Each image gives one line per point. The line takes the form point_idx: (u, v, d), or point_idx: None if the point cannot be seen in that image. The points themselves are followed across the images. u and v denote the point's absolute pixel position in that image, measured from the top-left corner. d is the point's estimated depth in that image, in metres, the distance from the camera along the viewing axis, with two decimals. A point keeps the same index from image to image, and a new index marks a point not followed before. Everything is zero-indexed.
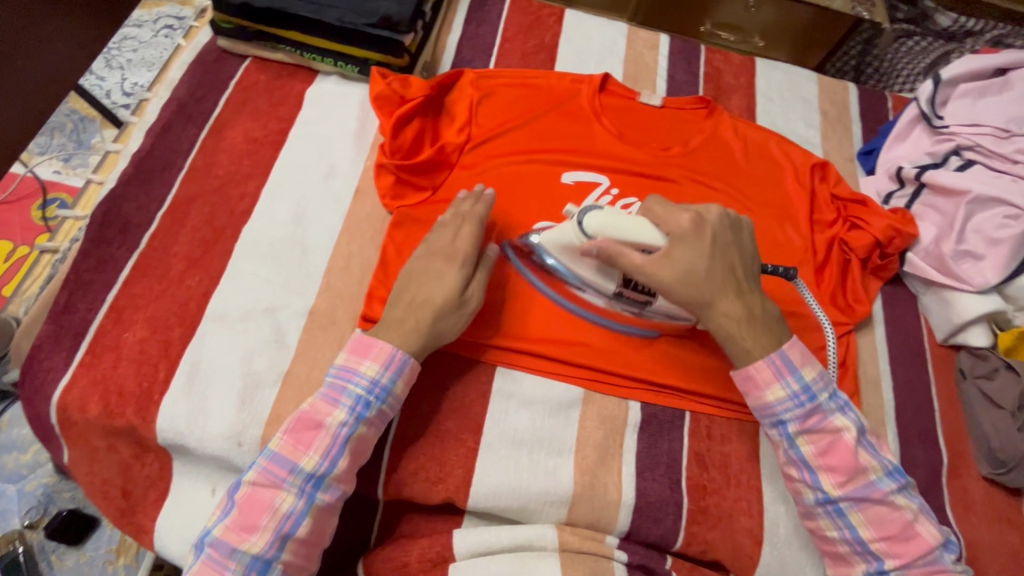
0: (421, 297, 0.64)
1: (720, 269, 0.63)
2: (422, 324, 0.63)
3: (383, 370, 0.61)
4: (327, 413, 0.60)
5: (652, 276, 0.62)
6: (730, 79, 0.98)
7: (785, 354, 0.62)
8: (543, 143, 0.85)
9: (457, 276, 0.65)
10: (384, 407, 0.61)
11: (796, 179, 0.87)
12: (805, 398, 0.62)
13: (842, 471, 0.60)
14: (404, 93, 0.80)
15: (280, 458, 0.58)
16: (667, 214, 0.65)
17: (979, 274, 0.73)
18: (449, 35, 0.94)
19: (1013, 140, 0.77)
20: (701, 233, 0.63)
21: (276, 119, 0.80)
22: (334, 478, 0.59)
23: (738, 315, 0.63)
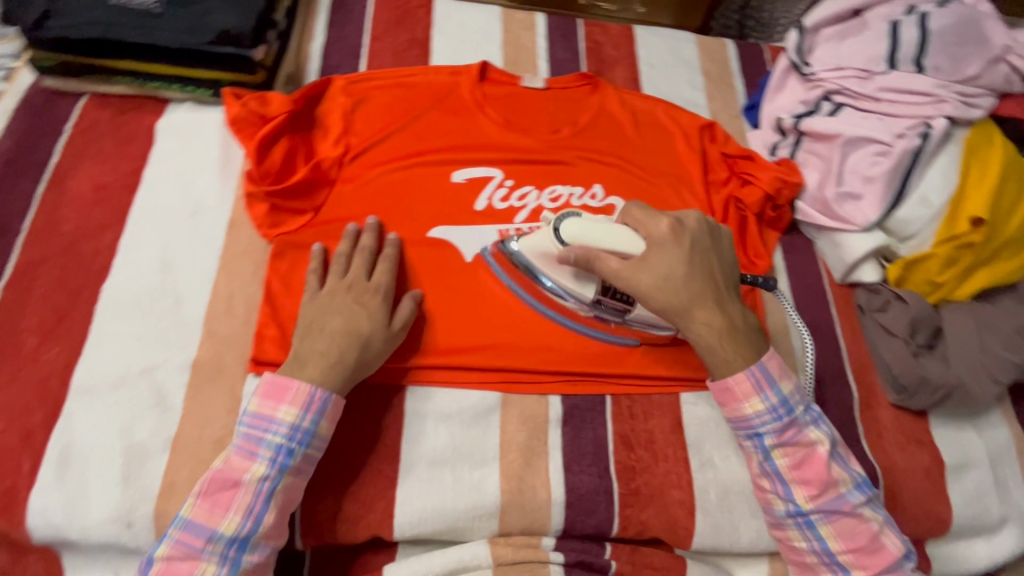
0: (343, 328, 0.62)
1: (699, 277, 0.63)
2: (344, 356, 0.61)
3: (303, 414, 0.58)
4: (244, 469, 0.56)
5: (629, 282, 0.63)
6: (611, 51, 0.97)
7: (764, 366, 0.62)
8: (427, 143, 0.82)
9: (379, 305, 0.64)
10: (307, 452, 0.58)
11: (687, 144, 0.88)
12: (783, 411, 0.62)
13: (815, 484, 0.61)
14: (264, 112, 0.74)
15: (194, 528, 0.53)
16: (646, 220, 0.65)
17: (860, 213, 0.75)
18: (312, 41, 0.88)
19: (875, 79, 0.78)
20: (679, 238, 0.63)
21: (125, 160, 0.73)
22: (259, 537, 0.55)
23: (718, 325, 0.62)
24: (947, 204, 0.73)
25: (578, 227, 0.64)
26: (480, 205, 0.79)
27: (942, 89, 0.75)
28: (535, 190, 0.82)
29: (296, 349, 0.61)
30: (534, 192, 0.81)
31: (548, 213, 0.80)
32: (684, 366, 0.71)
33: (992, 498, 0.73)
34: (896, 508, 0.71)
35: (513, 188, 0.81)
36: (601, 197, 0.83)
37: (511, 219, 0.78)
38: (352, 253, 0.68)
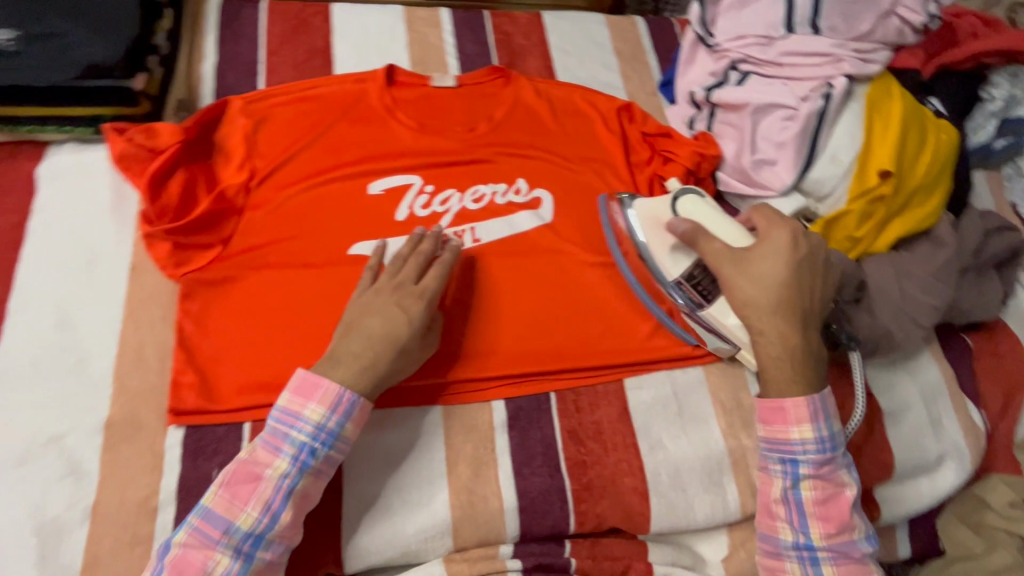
0: (383, 331, 0.61)
1: (798, 290, 0.63)
2: (380, 360, 0.60)
3: (329, 414, 0.57)
4: (267, 463, 0.55)
5: (729, 270, 0.64)
6: (521, 41, 0.95)
7: (823, 398, 0.61)
8: (339, 157, 0.78)
9: (423, 311, 0.64)
10: (329, 454, 0.57)
11: (607, 128, 0.87)
12: (827, 447, 0.61)
13: (834, 523, 0.61)
14: (153, 144, 0.70)
15: (213, 518, 0.53)
16: (768, 224, 0.66)
17: (776, 178, 0.76)
18: (203, 63, 0.83)
19: (775, 44, 0.79)
20: (796, 244, 0.64)
21: (5, 214, 0.67)
22: (275, 536, 0.54)
23: (789, 343, 0.62)
24: (856, 161, 0.74)
25: (697, 202, 0.70)
26: (402, 215, 0.76)
27: (839, 48, 0.76)
28: (457, 193, 0.79)
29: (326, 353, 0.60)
30: (456, 194, 0.79)
31: (474, 215, 0.78)
32: (621, 353, 0.72)
33: (927, 437, 0.76)
34: None
35: (434, 193, 0.79)
36: (525, 192, 0.81)
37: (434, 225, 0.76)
38: (407, 256, 0.68)
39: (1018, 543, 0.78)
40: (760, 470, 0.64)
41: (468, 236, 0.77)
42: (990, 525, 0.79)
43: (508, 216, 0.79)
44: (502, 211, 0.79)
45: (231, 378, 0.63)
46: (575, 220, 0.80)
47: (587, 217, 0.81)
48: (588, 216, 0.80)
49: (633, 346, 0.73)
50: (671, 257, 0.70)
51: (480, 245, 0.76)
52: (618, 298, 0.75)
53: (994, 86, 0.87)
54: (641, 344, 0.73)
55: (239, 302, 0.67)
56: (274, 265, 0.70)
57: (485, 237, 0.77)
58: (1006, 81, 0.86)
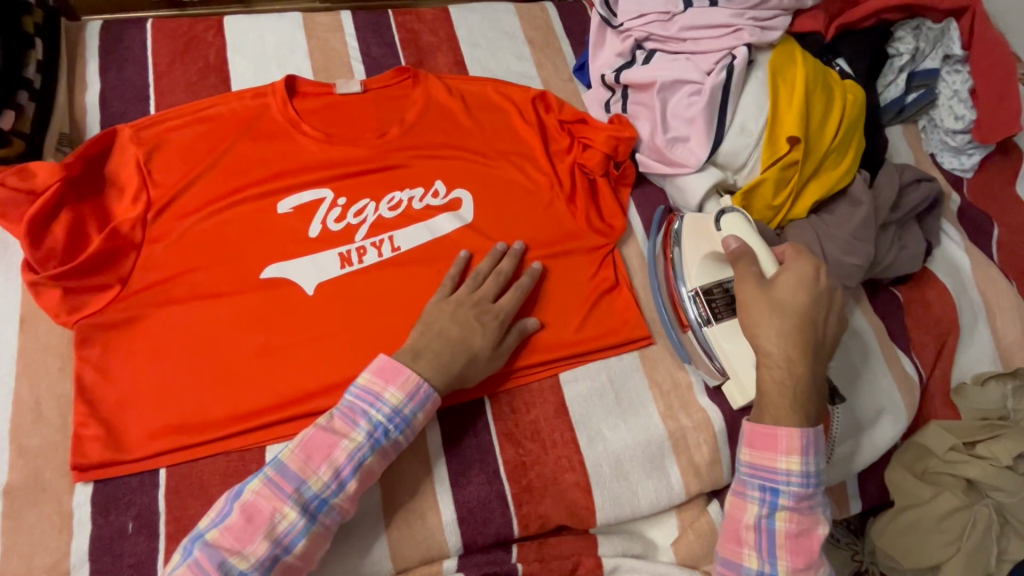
0: (461, 331, 0.64)
1: (813, 324, 0.60)
2: (455, 362, 0.63)
3: (406, 401, 0.59)
4: (344, 434, 0.56)
5: (751, 289, 0.62)
6: (429, 38, 0.92)
7: (817, 434, 0.60)
8: (242, 178, 0.75)
9: (500, 328, 0.67)
10: (400, 439, 0.58)
11: (523, 120, 0.85)
12: (810, 483, 0.59)
13: (802, 556, 0.59)
14: (29, 186, 0.65)
15: (289, 473, 0.53)
16: (797, 254, 0.63)
17: (691, 154, 0.76)
18: (86, 92, 0.78)
19: (676, 19, 0.78)
20: (817, 276, 0.62)
21: None
22: (337, 501, 0.55)
23: (794, 374, 0.60)
24: (765, 129, 0.74)
25: (737, 221, 0.68)
26: (314, 231, 0.73)
27: (738, 18, 0.76)
28: (372, 202, 0.77)
29: (413, 343, 0.63)
30: (371, 204, 0.77)
31: (390, 223, 0.76)
32: (552, 348, 0.71)
33: (863, 396, 0.78)
34: None
35: (348, 205, 0.76)
36: (443, 194, 0.79)
37: (351, 238, 0.73)
38: (486, 275, 0.71)
39: (961, 485, 0.80)
40: (736, 495, 0.62)
41: (387, 246, 0.74)
42: (934, 472, 0.81)
43: (427, 221, 0.77)
44: (421, 217, 0.77)
45: (139, 424, 0.60)
46: (496, 218, 0.79)
47: (509, 213, 0.79)
48: (510, 212, 0.79)
49: (562, 340, 0.72)
50: (700, 268, 0.71)
51: (400, 254, 0.74)
52: (544, 292, 0.74)
53: (899, 41, 0.88)
54: (574, 336, 0.72)
55: (143, 342, 0.64)
56: (179, 299, 0.66)
57: (404, 245, 0.75)
58: (911, 34, 0.87)
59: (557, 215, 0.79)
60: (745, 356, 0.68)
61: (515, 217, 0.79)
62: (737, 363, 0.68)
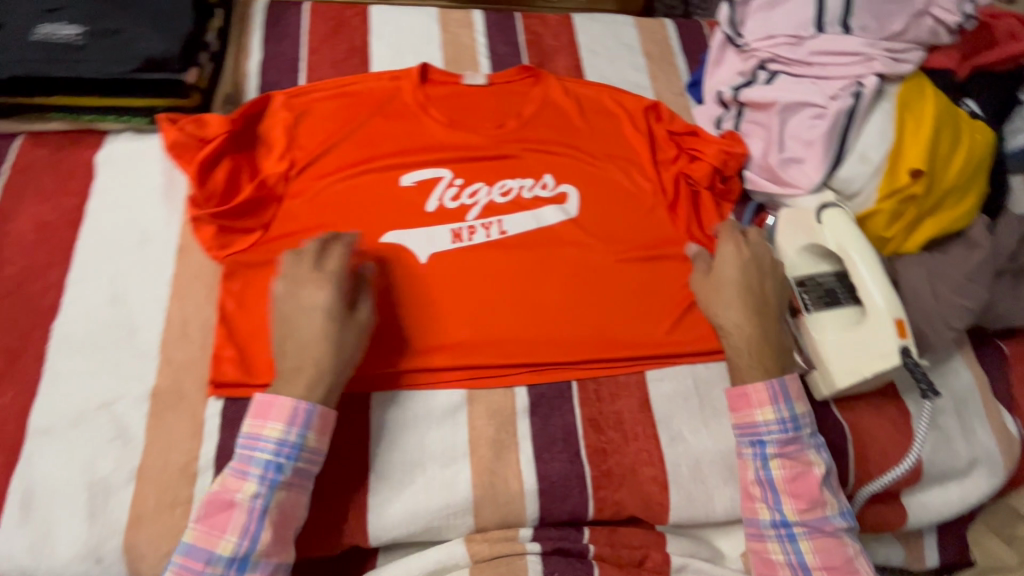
0: (304, 333, 0.60)
1: (748, 289, 0.69)
2: (322, 361, 0.60)
3: (289, 428, 0.57)
4: (237, 489, 0.56)
5: (698, 279, 0.73)
6: (551, 41, 0.97)
7: (783, 381, 0.65)
8: (374, 150, 0.81)
9: (337, 298, 0.62)
10: (298, 466, 0.57)
11: (633, 126, 0.88)
12: (790, 425, 0.64)
13: (804, 499, 0.62)
14: (202, 134, 0.74)
15: (194, 552, 0.54)
16: (724, 235, 0.73)
17: (805, 176, 0.76)
18: (248, 59, 0.87)
19: (806, 44, 0.79)
20: (740, 250, 0.71)
21: (67, 196, 0.72)
22: (260, 555, 0.55)
23: (747, 334, 0.67)
24: (886, 159, 0.74)
25: (840, 217, 0.71)
26: (431, 206, 0.78)
27: (870, 48, 0.76)
28: (485, 186, 0.82)
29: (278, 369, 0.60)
30: (484, 188, 0.81)
31: (500, 209, 0.80)
32: (641, 346, 0.73)
33: (959, 441, 0.75)
34: (865, 461, 0.72)
35: (464, 186, 0.81)
36: (552, 187, 0.83)
37: (463, 218, 0.78)
38: (310, 253, 0.65)
39: None
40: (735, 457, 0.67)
41: (495, 229, 0.78)
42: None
43: (534, 210, 0.81)
44: (529, 206, 0.81)
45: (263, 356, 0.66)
46: (598, 216, 0.81)
47: (612, 213, 0.82)
48: (613, 212, 0.82)
49: (655, 343, 0.73)
50: (802, 259, 0.74)
51: (507, 238, 0.78)
52: (638, 292, 0.76)
53: None
54: (665, 337, 0.74)
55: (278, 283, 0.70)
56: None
57: (511, 230, 0.78)
58: None
59: (658, 221, 0.81)
60: (839, 348, 0.69)
61: (617, 218, 0.81)
62: (831, 353, 0.69)
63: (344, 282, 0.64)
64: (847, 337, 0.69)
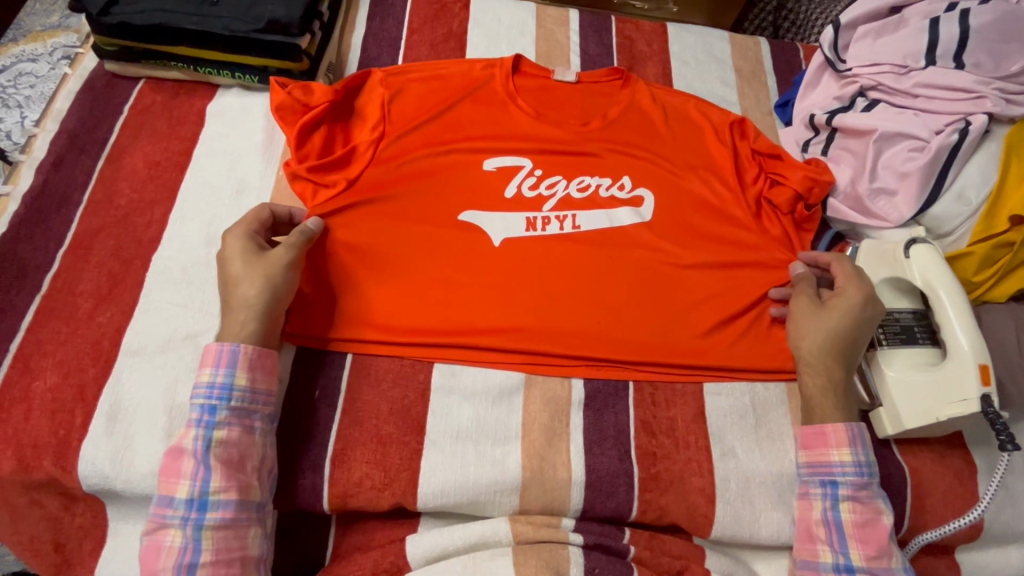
0: (224, 278, 0.64)
1: (853, 342, 0.66)
2: (237, 299, 0.63)
3: (216, 370, 0.59)
4: (183, 436, 0.58)
5: (803, 305, 0.69)
6: (643, 47, 0.98)
7: (863, 429, 0.64)
8: (459, 132, 0.82)
9: (245, 242, 0.66)
10: (230, 406, 0.59)
11: (717, 140, 0.84)
12: (867, 471, 0.63)
13: (873, 546, 0.61)
14: (307, 100, 0.78)
15: (159, 498, 0.57)
16: (849, 280, 0.69)
17: (894, 209, 0.75)
18: (353, 34, 0.92)
19: (912, 75, 0.78)
20: (863, 304, 0.67)
21: (177, 140, 0.78)
22: (216, 494, 0.56)
23: (831, 382, 0.66)
24: (986, 202, 0.71)
25: (929, 253, 0.68)
26: (510, 192, 0.79)
27: (982, 86, 0.74)
28: (563, 180, 0.81)
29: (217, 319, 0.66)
30: (562, 181, 0.81)
31: (577, 204, 0.79)
32: (704, 357, 0.72)
33: None
34: (925, 509, 0.69)
35: (543, 177, 0.81)
36: (629, 189, 0.81)
37: (540, 209, 0.78)
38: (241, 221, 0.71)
39: None
40: (799, 496, 0.65)
41: (569, 223, 0.78)
42: None
43: (609, 209, 0.79)
44: (605, 206, 0.79)
45: (341, 312, 0.70)
46: (673, 226, 0.79)
47: (686, 225, 0.79)
48: (687, 224, 0.79)
49: (718, 357, 0.72)
50: (882, 292, 0.72)
51: (580, 232, 0.78)
52: (709, 303, 0.74)
53: None
54: (728, 352, 0.72)
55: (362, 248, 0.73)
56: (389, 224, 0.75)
57: (585, 225, 0.78)
58: None
59: (733, 237, 0.78)
60: (909, 387, 0.67)
61: (690, 231, 0.79)
62: (899, 390, 0.68)
63: (253, 231, 0.67)
64: (920, 376, 0.67)
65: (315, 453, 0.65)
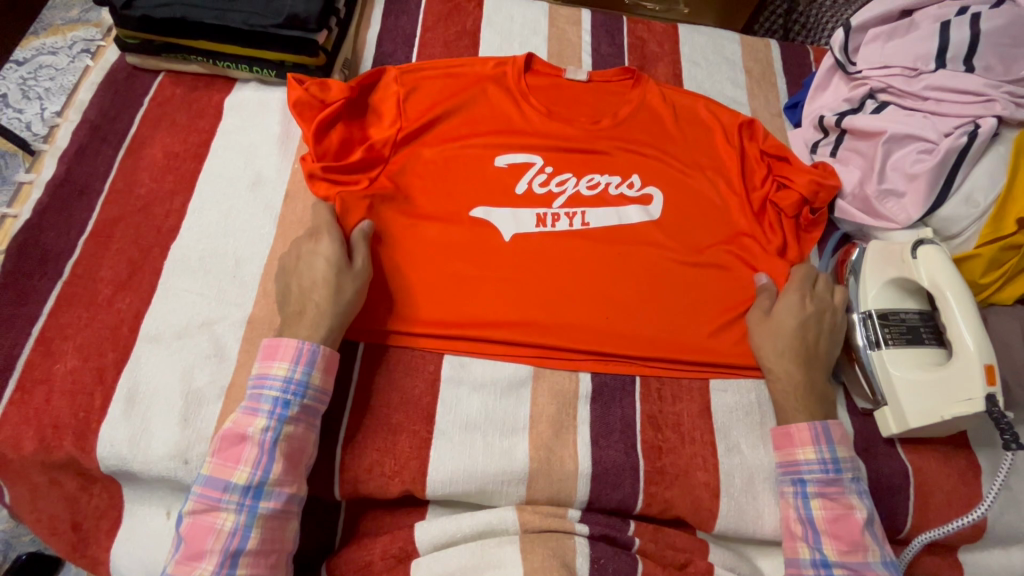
0: (308, 279, 0.66)
1: (805, 342, 0.70)
2: (321, 304, 0.64)
3: (294, 366, 0.61)
4: (248, 424, 0.59)
5: (755, 317, 0.72)
6: (654, 47, 0.99)
7: (827, 425, 0.65)
8: (474, 128, 0.83)
9: (336, 248, 0.67)
10: (304, 403, 0.61)
11: (726, 141, 0.85)
12: (832, 468, 0.64)
13: (845, 542, 0.61)
14: (324, 97, 0.79)
15: (212, 481, 0.57)
16: (793, 283, 0.73)
17: (902, 211, 0.76)
18: (368, 31, 0.93)
19: (922, 78, 0.79)
20: (804, 303, 0.72)
21: (195, 133, 0.79)
22: (273, 485, 0.58)
23: (794, 382, 0.68)
24: (994, 204, 0.72)
25: (937, 256, 0.69)
26: (520, 188, 0.79)
27: (992, 89, 0.75)
28: (573, 178, 0.81)
29: (283, 316, 0.65)
30: (572, 179, 0.81)
31: (587, 201, 0.80)
32: (710, 354, 0.73)
33: None
34: (927, 508, 0.69)
35: (553, 174, 0.81)
36: (638, 187, 0.81)
37: (550, 206, 0.78)
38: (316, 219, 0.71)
39: None
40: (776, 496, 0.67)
41: (579, 219, 0.78)
42: None
43: (618, 208, 0.80)
44: (614, 205, 0.80)
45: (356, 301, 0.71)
46: (682, 224, 0.80)
47: (692, 224, 0.80)
48: (693, 224, 0.80)
49: (725, 355, 0.73)
50: (890, 292, 0.73)
51: (589, 230, 0.78)
52: (716, 301, 0.75)
53: None
54: (734, 349, 0.73)
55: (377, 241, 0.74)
56: (405, 224, 0.76)
57: (594, 223, 0.78)
58: None
59: (737, 239, 0.79)
60: (914, 389, 0.68)
61: (698, 231, 0.79)
62: (903, 390, 0.68)
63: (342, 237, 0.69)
64: (925, 377, 0.67)
65: (326, 440, 0.66)
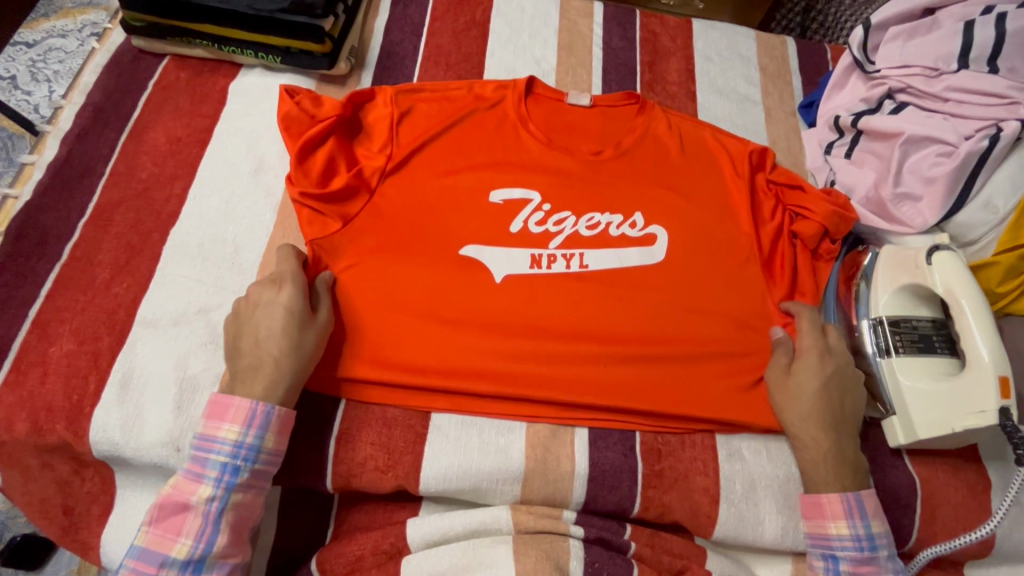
0: (264, 330, 0.61)
1: (830, 404, 0.65)
2: (279, 358, 0.60)
3: (245, 430, 0.58)
4: (191, 491, 0.57)
5: (777, 378, 0.67)
6: (667, 42, 0.96)
7: (860, 497, 0.62)
8: (464, 158, 0.76)
9: (300, 298, 0.63)
10: (254, 468, 0.58)
11: (736, 171, 0.78)
12: (867, 545, 0.61)
13: None
14: (315, 112, 0.75)
15: (148, 555, 0.55)
16: (810, 335, 0.68)
17: (918, 215, 0.73)
18: (376, 19, 0.92)
19: (943, 78, 0.76)
20: (824, 360, 0.66)
21: (198, 117, 0.78)
22: (216, 557, 0.56)
23: (825, 452, 0.63)
24: (1014, 211, 0.69)
25: (951, 261, 0.67)
26: (515, 227, 0.72)
27: (1017, 91, 0.72)
28: (573, 217, 0.74)
29: (235, 368, 0.61)
30: (572, 219, 0.74)
31: (587, 242, 0.73)
32: None
33: None
34: (933, 521, 0.67)
35: (551, 212, 0.74)
36: (641, 226, 0.74)
37: (546, 247, 0.71)
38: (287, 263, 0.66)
39: None
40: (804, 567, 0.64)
41: (576, 261, 0.71)
42: None
43: (620, 249, 0.72)
44: (617, 245, 0.72)
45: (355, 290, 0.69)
46: (687, 265, 0.73)
47: (701, 268, 0.73)
48: (703, 268, 0.73)
49: (728, 372, 0.68)
50: (903, 298, 0.71)
51: (587, 271, 0.71)
52: None
53: None
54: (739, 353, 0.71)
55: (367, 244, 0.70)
56: (388, 262, 0.69)
57: (593, 265, 0.71)
58: None
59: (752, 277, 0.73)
60: (926, 398, 0.66)
61: (707, 275, 0.72)
62: (913, 399, 0.66)
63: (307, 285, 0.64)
64: (936, 386, 0.65)
65: (318, 432, 0.65)
